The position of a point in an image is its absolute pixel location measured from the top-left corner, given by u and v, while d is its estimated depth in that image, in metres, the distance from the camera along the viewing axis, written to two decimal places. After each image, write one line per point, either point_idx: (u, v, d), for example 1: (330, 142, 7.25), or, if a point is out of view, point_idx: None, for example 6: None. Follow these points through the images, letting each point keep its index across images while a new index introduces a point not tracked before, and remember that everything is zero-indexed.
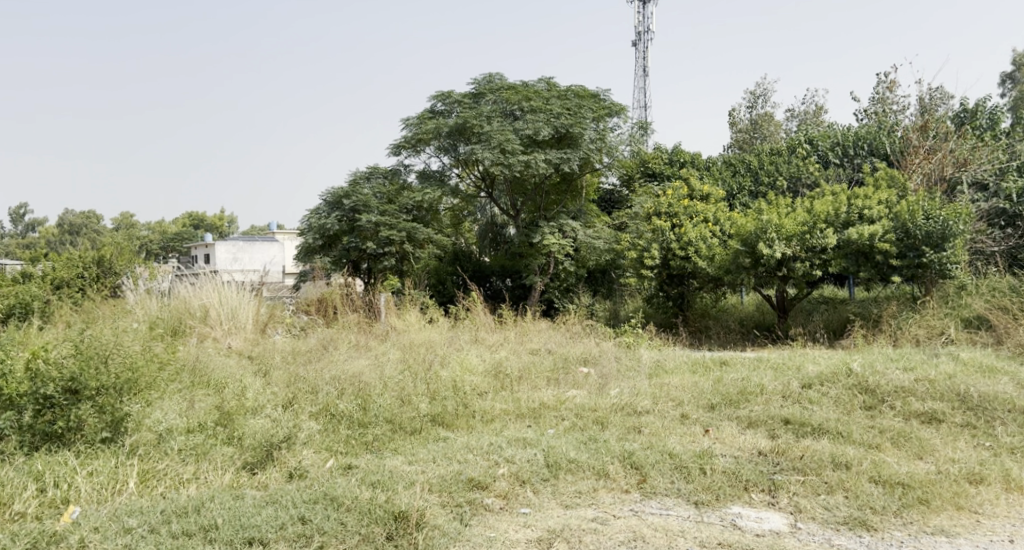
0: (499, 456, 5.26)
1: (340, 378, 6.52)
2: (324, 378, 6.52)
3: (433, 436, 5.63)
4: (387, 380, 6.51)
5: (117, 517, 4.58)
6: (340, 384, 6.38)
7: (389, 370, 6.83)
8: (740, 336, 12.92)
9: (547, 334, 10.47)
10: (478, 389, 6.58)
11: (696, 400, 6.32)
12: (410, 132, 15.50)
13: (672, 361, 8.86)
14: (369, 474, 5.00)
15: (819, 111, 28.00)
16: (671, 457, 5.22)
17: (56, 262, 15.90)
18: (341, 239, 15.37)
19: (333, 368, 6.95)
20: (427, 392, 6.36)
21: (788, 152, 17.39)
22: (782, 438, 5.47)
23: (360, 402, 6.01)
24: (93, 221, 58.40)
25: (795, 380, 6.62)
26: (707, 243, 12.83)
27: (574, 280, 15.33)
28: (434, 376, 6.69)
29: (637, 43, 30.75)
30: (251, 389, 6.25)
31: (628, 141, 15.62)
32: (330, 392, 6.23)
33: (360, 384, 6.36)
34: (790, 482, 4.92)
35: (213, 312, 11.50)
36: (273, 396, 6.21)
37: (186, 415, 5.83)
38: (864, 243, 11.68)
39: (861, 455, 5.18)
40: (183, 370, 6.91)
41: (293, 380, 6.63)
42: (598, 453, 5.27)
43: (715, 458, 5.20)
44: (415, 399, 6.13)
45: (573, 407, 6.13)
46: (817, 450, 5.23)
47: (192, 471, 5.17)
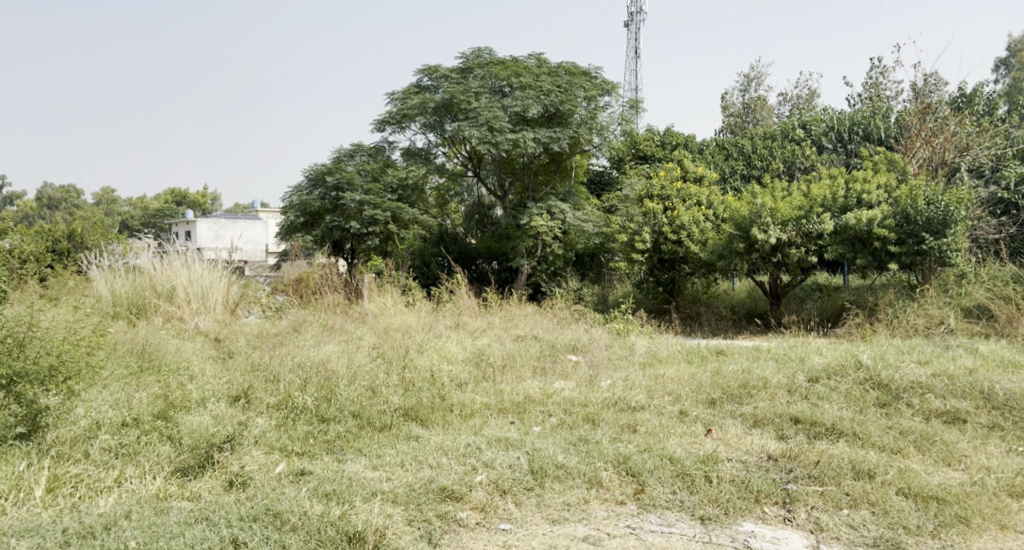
0: (477, 460, 4.72)
1: (304, 365, 5.94)
2: (286, 364, 5.94)
3: (404, 433, 5.08)
4: (357, 369, 5.95)
5: (7, 538, 3.98)
6: (303, 373, 5.81)
7: (360, 357, 6.26)
8: (731, 323, 12.33)
9: (533, 319, 9.93)
10: (458, 378, 6.03)
11: (695, 394, 5.80)
12: (395, 107, 14.83)
13: (665, 350, 8.34)
14: (323, 483, 4.45)
15: (812, 95, 27.52)
16: (672, 463, 4.70)
17: (27, 234, 15.57)
18: (324, 218, 14.81)
19: (298, 353, 6.37)
20: (402, 383, 5.81)
21: (782, 135, 16.89)
22: (793, 441, 4.97)
23: (323, 395, 5.46)
24: (74, 196, 57.47)
25: (801, 373, 6.12)
26: (700, 226, 12.31)
27: (561, 263, 14.73)
28: (409, 364, 6.14)
29: (629, 23, 30.11)
30: (199, 378, 5.65)
31: (619, 121, 15.00)
32: (290, 382, 5.65)
33: (326, 373, 5.80)
34: (807, 494, 4.43)
35: (181, 292, 10.91)
36: (227, 386, 5.62)
37: (118, 408, 5.22)
38: (862, 229, 11.10)
39: (884, 462, 4.68)
40: (132, 355, 6.32)
41: (251, 367, 6.05)
42: (589, 457, 4.74)
43: (720, 464, 4.69)
44: (386, 391, 5.59)
45: (561, 401, 5.60)
46: (834, 455, 4.74)
47: (113, 477, 4.57)
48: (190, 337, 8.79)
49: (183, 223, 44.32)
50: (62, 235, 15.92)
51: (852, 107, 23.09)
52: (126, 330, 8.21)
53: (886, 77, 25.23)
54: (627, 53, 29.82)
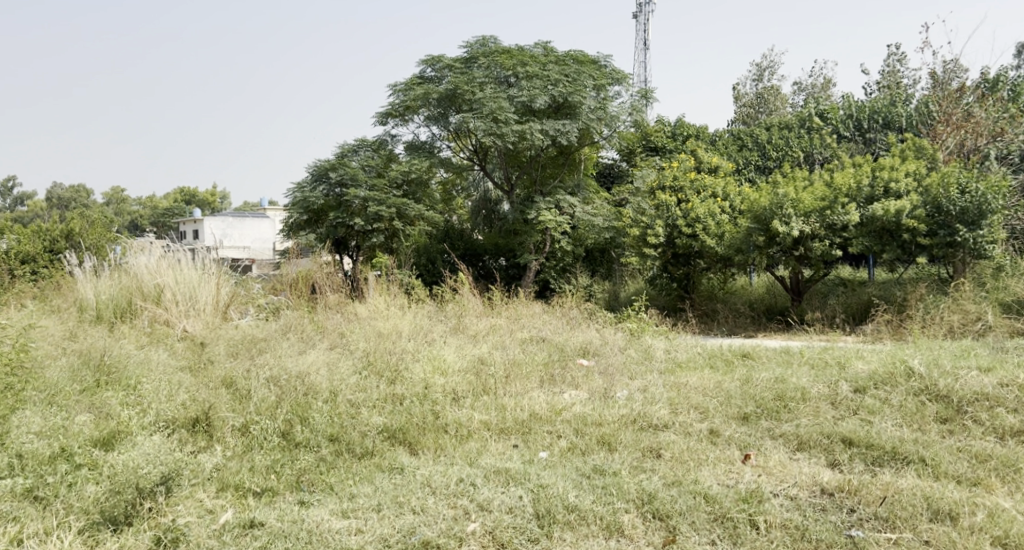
0: (470, 500, 4.06)
1: (280, 379, 5.26)
2: (259, 377, 5.26)
3: (388, 462, 4.41)
4: (341, 381, 5.29)
5: None
6: (280, 389, 5.14)
7: (345, 367, 5.58)
8: (750, 321, 11.57)
9: (542, 320, 9.22)
10: (455, 392, 5.35)
11: (724, 408, 5.14)
12: (398, 99, 14.16)
13: (683, 352, 7.64)
14: (272, 541, 3.79)
15: (828, 84, 26.68)
16: (708, 503, 4.05)
17: (23, 234, 15.01)
18: (327, 214, 14.18)
19: (277, 362, 5.71)
20: (393, 399, 5.15)
21: (799, 124, 16.13)
22: (851, 472, 4.35)
23: (296, 417, 4.80)
24: (83, 195, 57.20)
25: (845, 382, 5.43)
26: (716, 219, 11.54)
27: (571, 259, 14.00)
28: (400, 377, 5.46)
29: (638, 14, 29.37)
30: (152, 395, 4.94)
31: (629, 112, 14.23)
32: (265, 399, 4.97)
33: (307, 388, 5.13)
34: (877, 543, 3.80)
35: (168, 291, 10.21)
36: (186, 402, 4.92)
37: (51, 435, 4.50)
38: (889, 221, 10.32)
39: (964, 499, 4.06)
40: (93, 369, 5.63)
41: (221, 383, 5.37)
42: (608, 496, 4.08)
43: (766, 502, 4.06)
44: (369, 410, 4.90)
45: (572, 419, 4.89)
46: (902, 490, 4.13)
47: (10, 535, 3.79)
48: (169, 344, 8.13)
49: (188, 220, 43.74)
50: (62, 234, 15.31)
51: (869, 96, 22.33)
52: (102, 339, 7.57)
53: (904, 64, 24.41)
54: (637, 44, 29.05)
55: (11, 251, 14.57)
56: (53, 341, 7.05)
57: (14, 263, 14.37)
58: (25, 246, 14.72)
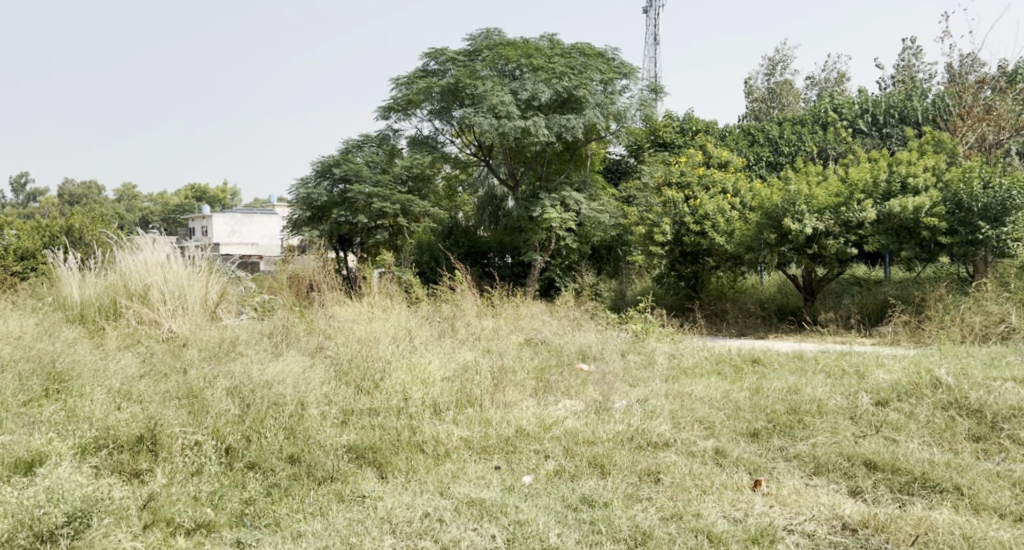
0: (437, 539, 3.62)
1: (242, 389, 4.83)
2: (220, 388, 4.82)
3: (350, 491, 3.99)
4: (312, 391, 4.88)
5: None
6: (242, 401, 4.71)
7: (319, 377, 5.15)
8: (761, 321, 11.02)
9: (542, 321, 8.78)
10: (436, 404, 4.92)
11: (733, 423, 4.71)
12: (400, 93, 13.72)
13: (689, 356, 7.21)
14: None
15: (842, 78, 26.10)
16: (714, 544, 3.62)
17: (22, 230, 14.67)
18: (331, 212, 13.89)
19: (246, 368, 5.28)
20: (369, 413, 4.72)
21: (812, 119, 15.59)
22: (876, 504, 3.91)
23: (253, 434, 4.38)
24: (93, 191, 57.15)
25: (865, 394, 4.98)
26: (726, 216, 11.04)
27: (577, 257, 13.56)
28: (379, 387, 5.05)
29: (648, 9, 28.88)
30: (95, 408, 4.49)
31: (638, 106, 13.69)
32: (224, 413, 4.54)
33: (272, 400, 4.71)
34: None
35: (154, 290, 9.77)
36: (137, 414, 4.48)
37: None
38: (907, 218, 9.81)
39: (1007, 538, 3.63)
40: (54, 377, 5.23)
41: (182, 394, 4.94)
42: (596, 534, 3.65)
43: (781, 542, 3.64)
44: (339, 428, 4.48)
45: (563, 437, 4.46)
46: (936, 526, 3.71)
47: None
48: (149, 345, 7.73)
49: (196, 217, 43.35)
50: (60, 230, 14.99)
51: (884, 91, 21.79)
52: (78, 344, 7.17)
53: (919, 59, 23.89)
54: (647, 40, 28.55)
55: (9, 247, 14.23)
56: (24, 344, 6.67)
57: (10, 260, 14.06)
58: (23, 243, 14.41)
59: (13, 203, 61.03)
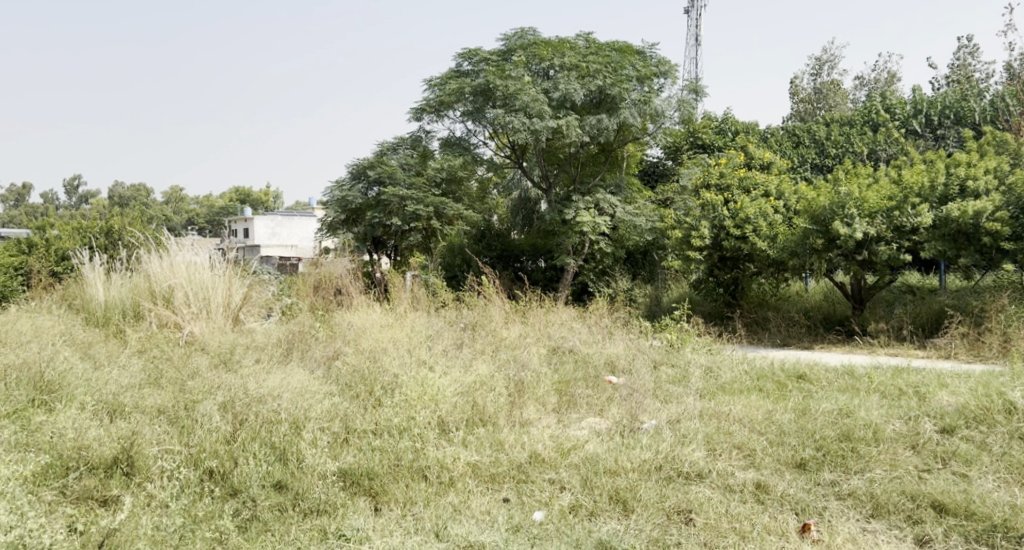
0: None
1: (233, 406, 4.50)
2: (210, 404, 4.51)
3: (336, 528, 3.61)
4: (308, 406, 4.54)
5: None
6: (233, 419, 4.38)
7: (320, 392, 4.79)
8: (806, 331, 10.37)
9: (571, 329, 8.36)
10: (444, 423, 4.54)
11: (776, 450, 4.24)
12: (433, 94, 13.39)
13: (727, 369, 6.71)
14: None
15: (892, 78, 25.24)
16: None
17: (63, 230, 14.65)
18: (365, 214, 14.01)
19: (245, 381, 4.95)
20: (369, 434, 4.37)
21: (862, 120, 14.91)
22: None
23: (235, 461, 4.04)
24: (142, 193, 57.93)
25: (928, 420, 4.46)
26: (769, 220, 10.43)
27: (610, 261, 13.07)
28: (382, 405, 4.68)
29: (690, 9, 28.24)
30: (69, 424, 4.17)
31: (676, 107, 13.00)
32: (211, 432, 4.22)
33: (265, 417, 4.38)
34: None
35: (179, 292, 9.41)
36: (115, 432, 4.16)
37: None
38: (967, 222, 9.15)
39: None
40: (51, 384, 4.99)
41: (173, 410, 4.63)
42: None
43: None
44: (335, 452, 4.14)
45: (582, 466, 4.06)
46: None
47: None
48: (164, 351, 7.45)
49: (238, 218, 43.63)
50: (100, 231, 14.93)
51: (938, 91, 20.94)
52: (90, 350, 6.95)
53: (975, 58, 23.00)
54: (688, 40, 27.90)
55: (49, 246, 14.19)
56: (37, 348, 6.44)
57: (48, 260, 14.02)
58: (63, 243, 14.38)
59: (65, 204, 62.26)
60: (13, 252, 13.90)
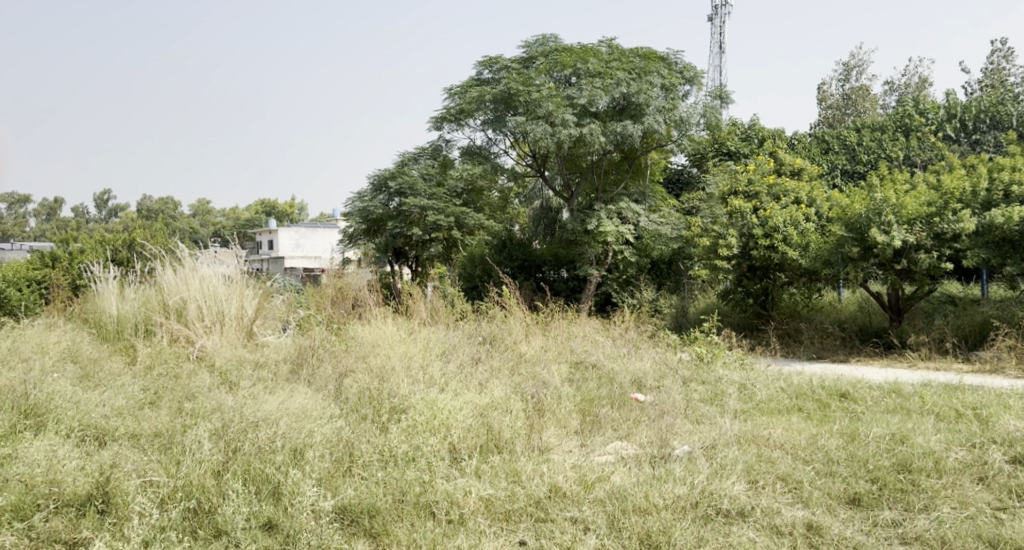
0: None
1: (226, 432, 4.20)
2: (201, 431, 4.19)
3: None
4: (306, 433, 4.20)
5: None
6: (225, 447, 4.07)
7: (321, 417, 4.45)
8: (841, 343, 9.85)
9: (595, 342, 7.96)
10: (454, 451, 4.18)
11: (832, 480, 3.96)
12: (453, 102, 13.08)
13: (762, 386, 6.28)
14: None
15: (922, 83, 24.60)
16: None
17: (87, 244, 14.48)
18: (386, 225, 13.69)
19: (241, 403, 4.61)
20: (371, 463, 4.02)
21: (895, 124, 14.39)
22: None
23: (218, 498, 3.71)
24: (169, 207, 58.23)
25: (997, 449, 4.14)
26: (800, 228, 9.98)
27: (635, 270, 12.68)
28: (386, 432, 4.32)
29: (713, 16, 27.82)
30: (44, 457, 3.89)
31: (703, 114, 12.59)
32: (199, 462, 3.91)
33: (259, 446, 4.05)
34: None
35: (191, 306, 8.96)
36: (93, 466, 3.87)
37: None
38: (1012, 230, 8.59)
39: None
40: (39, 406, 4.69)
41: (162, 436, 4.31)
42: None
43: None
44: (332, 486, 3.79)
45: (609, 503, 3.69)
46: None
47: None
48: (172, 365, 7.14)
49: (262, 230, 43.64)
50: (123, 245, 14.74)
51: (971, 94, 20.30)
52: (94, 366, 6.69)
53: (1009, 62, 22.37)
54: (711, 47, 27.42)
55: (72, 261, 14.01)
56: (37, 366, 6.15)
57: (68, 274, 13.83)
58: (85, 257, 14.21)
59: (94, 218, 62.81)
60: (34, 266, 13.79)
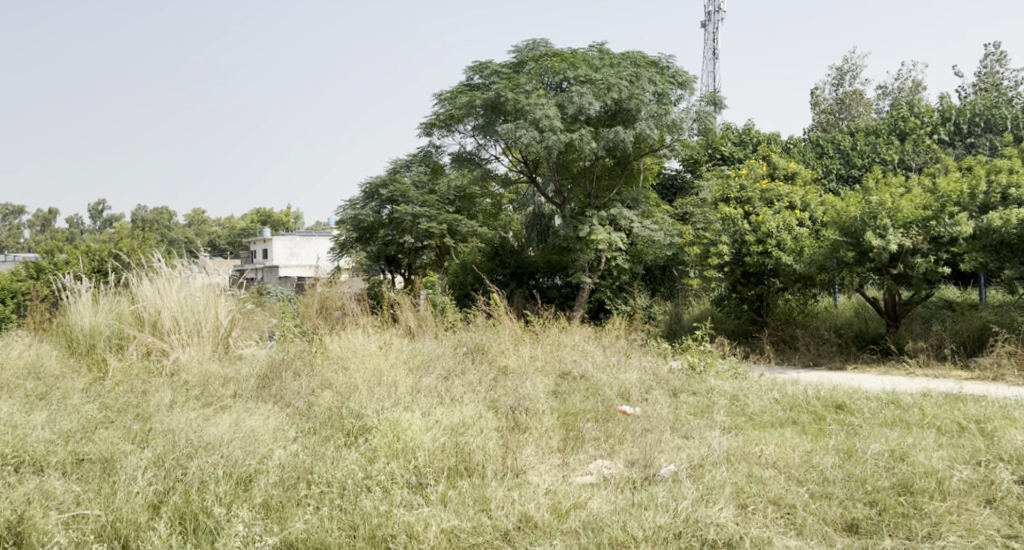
0: None
1: (165, 461, 4.02)
2: (139, 460, 3.99)
3: None
4: (250, 461, 4.03)
5: None
6: (164, 477, 3.90)
7: (273, 444, 4.22)
8: (838, 350, 9.57)
9: (582, 351, 7.70)
10: (419, 479, 3.94)
11: (829, 505, 3.68)
12: (443, 109, 12.84)
13: (754, 397, 6.01)
14: None
15: (916, 87, 24.42)
16: None
17: (72, 254, 14.18)
18: (378, 233, 13.59)
19: (190, 429, 4.40)
20: (322, 494, 3.80)
21: (889, 128, 14.16)
22: None
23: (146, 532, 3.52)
24: (163, 217, 57.85)
25: (1004, 468, 3.87)
26: (794, 234, 9.71)
27: (628, 277, 12.42)
28: (341, 459, 4.09)
29: (705, 22, 27.66)
30: None
31: (695, 119, 12.30)
32: (133, 493, 3.72)
33: (199, 476, 3.87)
34: None
35: (167, 318, 8.59)
36: (16, 500, 3.62)
37: None
38: (1011, 232, 8.31)
39: None
40: None
41: (101, 465, 4.10)
42: None
43: None
44: (275, 521, 3.58)
45: (583, 535, 3.43)
46: None
47: None
48: (142, 379, 6.84)
49: (255, 239, 43.32)
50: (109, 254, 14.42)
51: (965, 98, 20.11)
52: (61, 382, 6.45)
53: (1003, 65, 22.19)
54: (705, 54, 27.18)
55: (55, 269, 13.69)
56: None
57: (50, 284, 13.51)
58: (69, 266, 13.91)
59: (89, 229, 62.34)
60: (16, 277, 13.50)
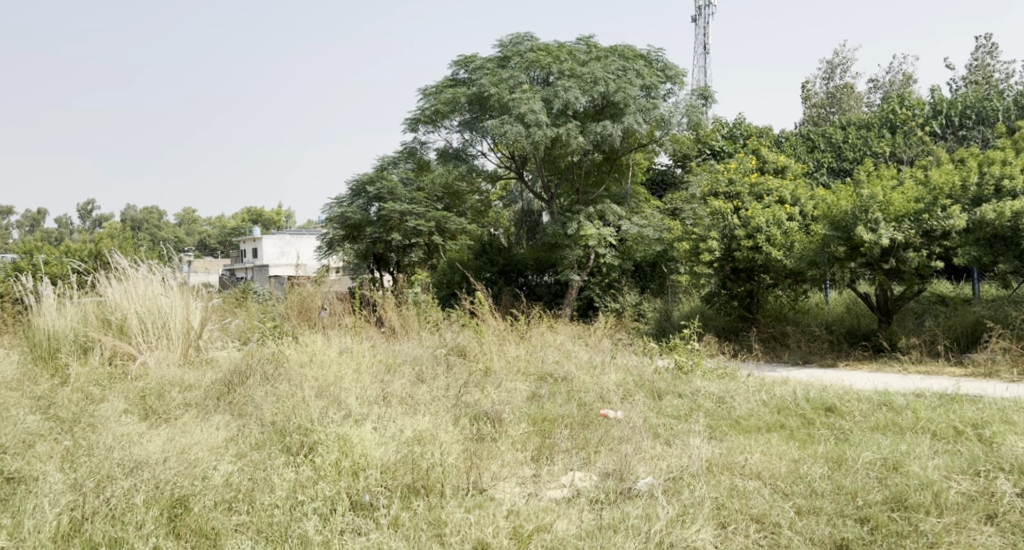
0: None
1: (84, 486, 3.81)
2: (55, 486, 3.78)
3: None
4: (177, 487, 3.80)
5: None
6: (80, 504, 3.69)
7: (207, 466, 4.00)
8: (829, 347, 9.34)
9: (563, 351, 7.45)
10: (375, 501, 3.75)
11: (815, 523, 3.42)
12: (427, 103, 12.48)
13: (739, 398, 5.76)
14: None
15: (907, 81, 24.20)
16: None
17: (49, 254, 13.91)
18: (365, 231, 13.35)
19: (123, 449, 4.17)
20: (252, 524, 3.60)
21: (881, 121, 13.89)
22: None
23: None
24: (152, 216, 57.39)
25: (1005, 479, 3.62)
26: (783, 228, 9.42)
27: (618, 273, 12.12)
28: (283, 484, 3.87)
29: (696, 17, 27.40)
30: None
31: (684, 113, 11.99)
32: (40, 524, 3.52)
33: (114, 507, 3.66)
34: None
35: (133, 320, 8.29)
36: None
37: None
38: (1005, 225, 8.05)
39: None
40: None
41: (21, 487, 3.87)
42: None
43: None
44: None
45: None
46: None
47: None
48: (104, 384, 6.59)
49: (244, 239, 42.94)
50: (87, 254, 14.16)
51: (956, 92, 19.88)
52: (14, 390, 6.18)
53: (994, 58, 21.97)
54: (696, 48, 26.92)
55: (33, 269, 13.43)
56: None
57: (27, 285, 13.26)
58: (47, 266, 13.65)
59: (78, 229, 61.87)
60: None
